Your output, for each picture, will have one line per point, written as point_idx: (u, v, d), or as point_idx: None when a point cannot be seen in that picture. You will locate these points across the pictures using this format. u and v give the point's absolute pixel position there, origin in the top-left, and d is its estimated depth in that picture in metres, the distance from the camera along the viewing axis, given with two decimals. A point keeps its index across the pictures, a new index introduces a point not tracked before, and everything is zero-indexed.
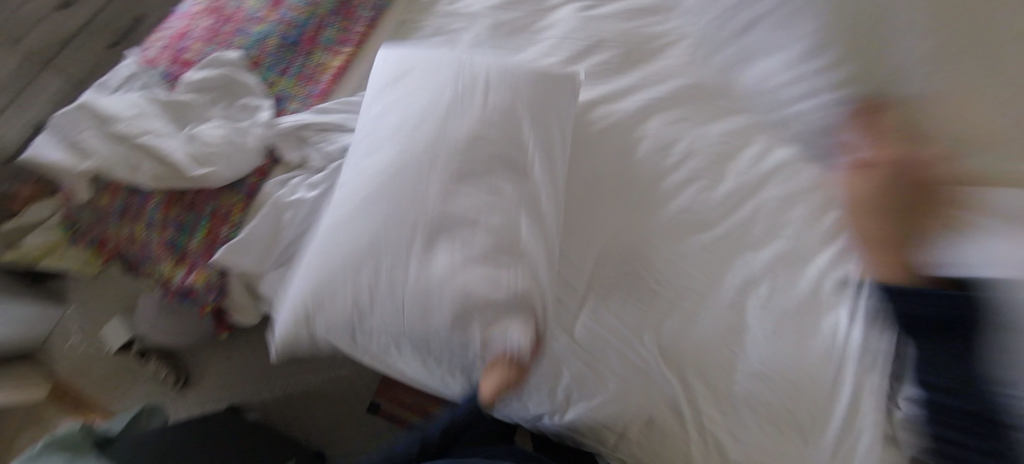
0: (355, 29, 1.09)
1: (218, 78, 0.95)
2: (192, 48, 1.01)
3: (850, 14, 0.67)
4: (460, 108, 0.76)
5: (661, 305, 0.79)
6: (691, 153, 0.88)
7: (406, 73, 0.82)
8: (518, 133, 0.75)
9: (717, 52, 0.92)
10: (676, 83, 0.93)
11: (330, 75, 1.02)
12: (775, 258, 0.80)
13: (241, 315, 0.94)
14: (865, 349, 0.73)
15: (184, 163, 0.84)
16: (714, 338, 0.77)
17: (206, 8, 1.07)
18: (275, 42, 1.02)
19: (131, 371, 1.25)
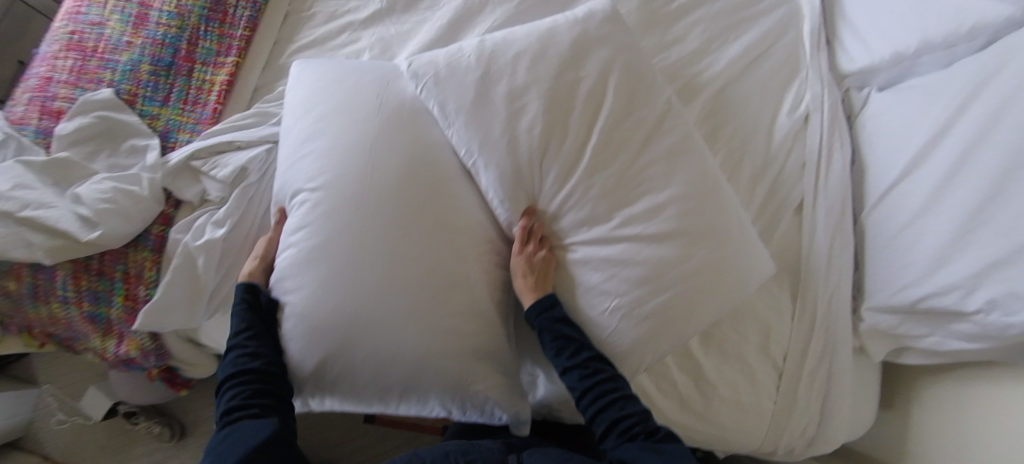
0: (235, 36, 0.99)
1: (96, 124, 0.87)
2: (60, 94, 0.92)
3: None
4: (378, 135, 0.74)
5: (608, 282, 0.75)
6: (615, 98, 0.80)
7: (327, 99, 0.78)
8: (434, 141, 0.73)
9: None
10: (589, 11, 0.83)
11: (217, 93, 0.94)
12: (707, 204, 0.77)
13: (193, 369, 0.94)
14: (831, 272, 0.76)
15: (76, 228, 0.78)
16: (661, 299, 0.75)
17: (66, 44, 0.97)
18: (148, 71, 0.93)
19: (123, 431, 1.26)
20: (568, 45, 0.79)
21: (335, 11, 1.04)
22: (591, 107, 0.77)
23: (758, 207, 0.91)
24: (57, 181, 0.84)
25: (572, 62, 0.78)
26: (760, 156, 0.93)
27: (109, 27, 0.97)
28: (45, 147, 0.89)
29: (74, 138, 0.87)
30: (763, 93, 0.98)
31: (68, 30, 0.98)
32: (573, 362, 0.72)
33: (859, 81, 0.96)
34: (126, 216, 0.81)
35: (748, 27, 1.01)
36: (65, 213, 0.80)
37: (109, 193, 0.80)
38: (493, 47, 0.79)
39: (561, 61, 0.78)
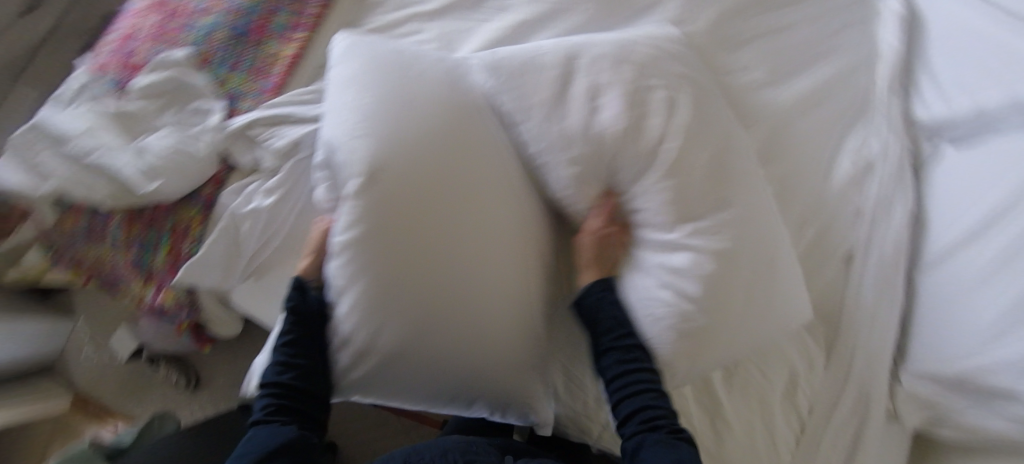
0: (307, 15, 1.02)
1: (167, 82, 0.91)
2: (139, 49, 0.96)
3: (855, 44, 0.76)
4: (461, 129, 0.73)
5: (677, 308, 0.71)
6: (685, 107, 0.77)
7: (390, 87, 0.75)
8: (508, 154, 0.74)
9: None
10: (664, 31, 0.83)
11: (282, 66, 0.97)
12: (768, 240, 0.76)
13: (219, 328, 0.98)
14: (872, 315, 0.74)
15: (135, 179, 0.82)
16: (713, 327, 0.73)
17: (152, 3, 1.02)
18: (223, 36, 0.96)
19: (145, 374, 1.31)
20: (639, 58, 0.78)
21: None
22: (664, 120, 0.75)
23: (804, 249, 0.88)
24: (124, 130, 0.88)
25: (640, 75, 0.77)
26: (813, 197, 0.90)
27: None
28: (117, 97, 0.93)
29: (146, 92, 0.91)
30: (825, 135, 0.94)
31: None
32: (616, 345, 0.70)
33: (929, 133, 0.92)
34: (183, 173, 0.84)
35: (820, 65, 0.98)
36: (129, 163, 0.83)
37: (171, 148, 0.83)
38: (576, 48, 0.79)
39: (632, 74, 0.77)
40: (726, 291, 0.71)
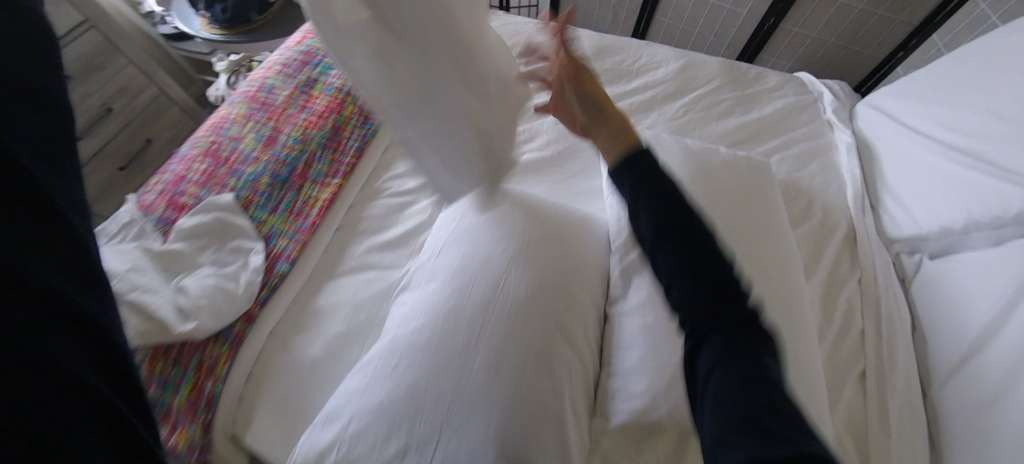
0: (344, 162, 1.01)
1: (213, 223, 0.87)
2: (189, 191, 0.92)
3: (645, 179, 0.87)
4: (535, 260, 0.80)
5: None
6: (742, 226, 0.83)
7: (490, 220, 0.85)
8: (575, 273, 0.81)
9: (713, 150, 0.93)
10: (699, 144, 0.95)
11: (319, 208, 0.94)
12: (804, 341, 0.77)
13: None
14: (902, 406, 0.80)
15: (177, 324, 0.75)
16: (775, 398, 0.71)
17: (204, 149, 0.97)
18: (266, 182, 0.93)
19: None
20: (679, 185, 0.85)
21: None
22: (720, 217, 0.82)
23: (846, 357, 0.86)
24: (166, 267, 0.83)
25: None
26: (845, 298, 0.90)
27: (243, 141, 0.98)
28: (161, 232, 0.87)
29: (192, 231, 0.87)
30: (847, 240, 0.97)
31: (209, 139, 0.98)
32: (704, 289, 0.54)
33: (909, 247, 0.96)
34: (219, 313, 0.79)
35: (817, 162, 1.04)
36: (165, 301, 0.78)
37: (209, 289, 0.80)
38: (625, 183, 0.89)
39: (702, 198, 0.84)
40: None
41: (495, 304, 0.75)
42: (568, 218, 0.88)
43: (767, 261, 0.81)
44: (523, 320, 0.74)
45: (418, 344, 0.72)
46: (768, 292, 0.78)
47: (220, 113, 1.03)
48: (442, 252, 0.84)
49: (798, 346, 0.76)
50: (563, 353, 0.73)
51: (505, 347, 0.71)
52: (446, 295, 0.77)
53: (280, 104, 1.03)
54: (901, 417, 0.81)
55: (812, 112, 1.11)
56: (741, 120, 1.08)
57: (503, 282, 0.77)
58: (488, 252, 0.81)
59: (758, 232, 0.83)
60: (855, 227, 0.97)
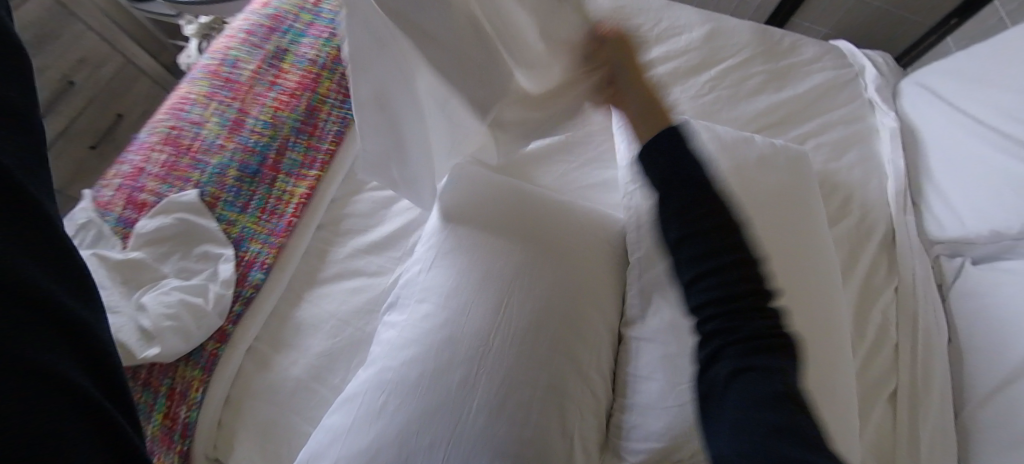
0: (321, 149, 0.89)
1: (175, 226, 0.78)
2: (148, 187, 0.82)
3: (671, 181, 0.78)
4: (540, 277, 0.72)
5: None
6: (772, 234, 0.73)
7: (488, 229, 0.76)
8: (587, 291, 0.73)
9: (747, 140, 0.82)
10: (731, 131, 0.84)
11: (295, 206, 0.84)
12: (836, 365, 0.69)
13: None
14: (932, 428, 0.75)
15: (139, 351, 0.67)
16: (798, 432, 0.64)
17: (164, 137, 0.86)
18: (234, 175, 0.84)
19: None
20: None
21: None
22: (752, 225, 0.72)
23: (876, 375, 0.80)
24: (126, 280, 0.74)
25: None
26: (879, 309, 0.83)
27: (205, 127, 0.87)
28: (122, 237, 0.78)
29: (154, 236, 0.77)
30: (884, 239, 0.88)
31: (168, 124, 0.88)
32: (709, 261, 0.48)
33: (951, 248, 0.87)
34: (188, 334, 0.71)
35: (856, 148, 0.94)
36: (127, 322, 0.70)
37: (174, 308, 0.71)
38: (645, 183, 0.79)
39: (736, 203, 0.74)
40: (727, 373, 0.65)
41: (497, 332, 0.67)
42: (580, 226, 0.80)
43: (801, 275, 0.71)
44: (529, 350, 0.67)
45: (411, 378, 0.65)
46: (803, 313, 0.69)
47: (179, 94, 0.92)
48: (436, 266, 0.75)
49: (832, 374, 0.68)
50: (574, 386, 0.67)
51: (509, 382, 0.65)
52: (441, 321, 0.69)
53: (245, 82, 0.92)
54: (932, 442, 0.75)
55: (854, 89, 1.01)
56: (774, 99, 0.96)
57: (506, 305, 0.69)
58: (489, 268, 0.72)
59: (795, 239, 0.74)
60: (893, 227, 0.88)
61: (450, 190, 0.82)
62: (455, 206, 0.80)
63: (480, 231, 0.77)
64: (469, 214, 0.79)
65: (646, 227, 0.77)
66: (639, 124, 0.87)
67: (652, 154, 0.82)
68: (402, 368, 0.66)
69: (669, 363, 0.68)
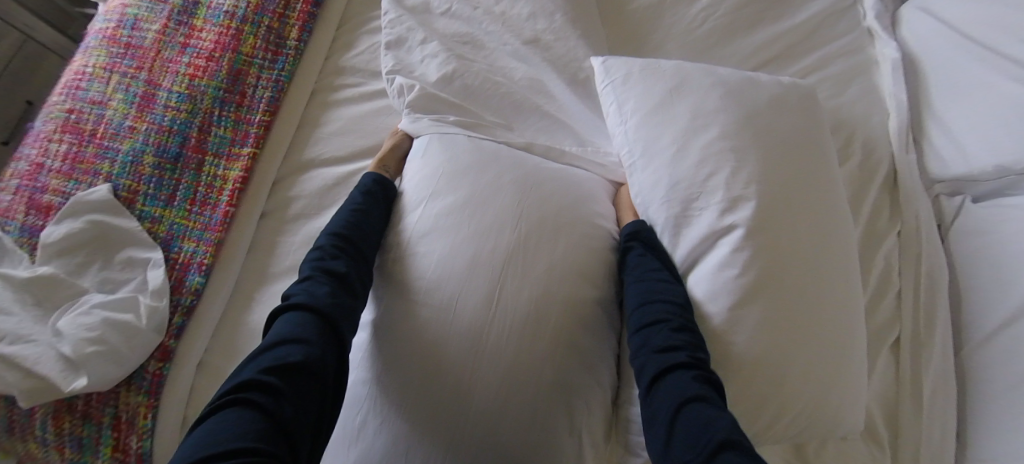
0: (253, 122, 0.80)
1: (87, 231, 0.70)
2: (50, 186, 0.73)
3: (679, 143, 0.70)
4: (533, 258, 0.62)
5: (779, 399, 0.60)
6: (788, 187, 0.67)
7: (471, 204, 0.66)
8: (583, 265, 0.65)
9: (755, 83, 0.75)
10: (737, 76, 0.75)
11: (230, 193, 0.75)
12: (850, 324, 0.65)
13: None
14: (931, 370, 0.72)
15: (70, 385, 0.60)
16: (810, 398, 0.60)
17: (61, 123, 0.77)
18: (152, 162, 0.75)
19: None
20: (718, 142, 0.68)
21: (373, 67, 0.90)
22: (767, 187, 0.66)
23: (880, 323, 0.76)
24: (38, 300, 0.66)
25: (709, 157, 0.68)
26: (881, 256, 0.78)
27: (109, 106, 0.78)
28: (32, 249, 0.70)
29: (63, 246, 0.69)
30: (888, 178, 0.83)
31: (64, 107, 0.78)
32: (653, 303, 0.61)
33: (951, 188, 0.82)
34: (121, 358, 0.63)
35: (855, 84, 0.89)
36: (46, 351, 0.62)
37: (97, 330, 0.62)
38: (651, 143, 0.72)
39: (755, 161, 0.67)
40: (737, 351, 0.60)
41: (490, 327, 0.59)
42: (572, 194, 0.70)
43: (821, 232, 0.66)
44: (529, 344, 0.59)
45: (394, 390, 0.57)
46: (817, 278, 0.64)
47: (75, 68, 0.82)
48: (411, 254, 0.64)
49: (845, 337, 0.64)
50: (577, 373, 0.60)
51: (508, 382, 0.57)
52: (423, 321, 0.59)
53: (149, 46, 0.82)
54: (937, 392, 0.72)
55: (852, 17, 0.95)
56: (767, 38, 0.90)
57: (500, 294, 0.60)
58: (478, 251, 0.62)
59: (811, 197, 0.68)
60: (896, 165, 0.83)
61: (423, 162, 0.72)
62: (427, 184, 0.69)
63: (459, 206, 0.66)
64: (444, 189, 0.68)
65: (661, 204, 0.69)
66: (631, 74, 0.77)
67: (656, 110, 0.73)
68: (383, 375, 0.58)
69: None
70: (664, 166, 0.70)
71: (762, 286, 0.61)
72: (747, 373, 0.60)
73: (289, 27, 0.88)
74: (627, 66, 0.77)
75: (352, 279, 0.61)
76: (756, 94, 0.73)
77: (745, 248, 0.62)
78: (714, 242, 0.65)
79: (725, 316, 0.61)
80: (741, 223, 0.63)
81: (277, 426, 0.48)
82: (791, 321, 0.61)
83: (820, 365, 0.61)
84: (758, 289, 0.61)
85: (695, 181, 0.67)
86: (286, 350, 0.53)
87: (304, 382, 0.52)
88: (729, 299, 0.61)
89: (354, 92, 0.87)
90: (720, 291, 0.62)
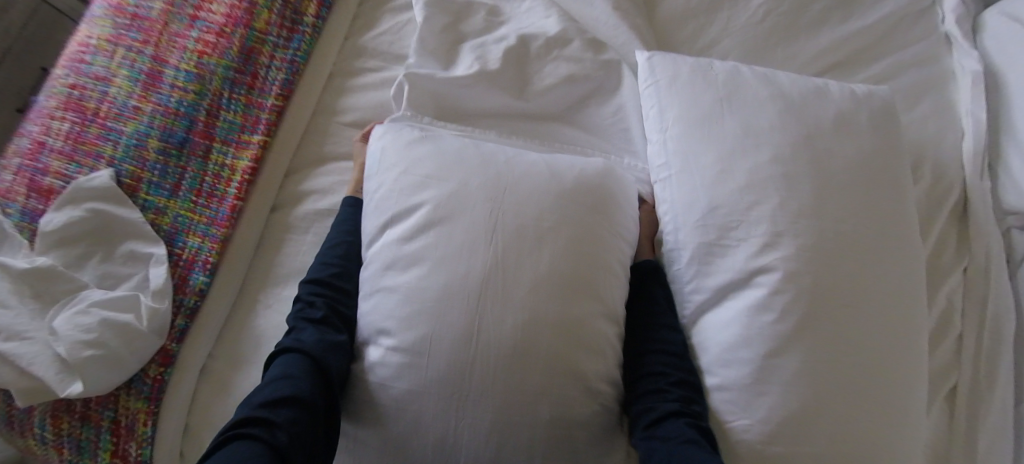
0: (264, 106, 0.74)
1: (88, 221, 0.65)
2: (51, 168, 0.69)
3: (723, 159, 0.61)
4: (513, 281, 0.54)
5: (815, 450, 0.50)
6: (850, 215, 0.58)
7: (442, 216, 0.57)
8: (587, 284, 0.55)
9: (821, 96, 0.65)
10: (802, 87, 0.66)
11: (238, 185, 0.70)
12: (912, 374, 0.55)
13: None
14: (988, 425, 0.65)
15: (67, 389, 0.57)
16: (855, 457, 0.50)
17: (63, 99, 0.72)
18: (157, 148, 0.70)
19: None
20: (770, 162, 0.59)
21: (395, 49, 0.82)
22: (823, 214, 0.57)
23: (936, 366, 0.69)
24: (37, 294, 0.62)
25: (758, 177, 0.59)
26: (944, 294, 0.71)
27: (113, 83, 0.72)
28: (32, 235, 0.66)
29: (63, 235, 0.65)
30: (957, 206, 0.75)
31: (67, 82, 0.73)
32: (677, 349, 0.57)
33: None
34: (120, 363, 0.59)
35: (926, 99, 0.80)
36: (43, 350, 0.59)
37: (95, 332, 0.59)
38: (693, 155, 0.63)
39: (813, 183, 0.58)
40: (774, 396, 0.52)
41: (471, 371, 0.51)
42: (553, 193, 0.58)
43: (885, 266, 0.57)
44: (522, 377, 0.52)
45: (377, 441, 0.54)
46: (878, 317, 0.54)
47: (80, 38, 0.76)
48: (379, 279, 0.57)
49: (904, 389, 0.53)
50: (602, 415, 0.55)
51: (497, 427, 0.51)
52: (398, 365, 0.53)
53: (157, 18, 0.76)
54: (991, 451, 0.64)
55: (929, 21, 0.85)
56: (835, 42, 0.82)
57: (482, 324, 0.52)
58: (447, 275, 0.54)
59: (876, 226, 0.58)
60: (967, 193, 0.75)
61: (407, 151, 0.63)
62: (386, 200, 0.61)
63: (421, 226, 0.57)
64: (411, 200, 0.59)
65: (693, 229, 0.60)
66: (679, 76, 0.68)
67: (703, 118, 0.64)
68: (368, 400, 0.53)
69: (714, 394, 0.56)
70: (703, 184, 0.61)
71: (814, 324, 0.53)
72: (785, 423, 0.51)
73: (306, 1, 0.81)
74: (675, 64, 0.69)
75: (333, 320, 0.58)
76: (824, 107, 0.64)
77: (788, 291, 0.54)
78: (748, 282, 0.56)
79: (759, 366, 0.53)
80: (784, 263, 0.54)
81: (272, 448, 0.47)
82: (838, 367, 0.52)
83: (870, 417, 0.51)
84: (801, 333, 0.52)
85: (735, 207, 0.58)
86: (279, 378, 0.52)
87: (301, 418, 0.50)
88: (766, 343, 0.53)
89: (375, 78, 0.80)
90: (754, 335, 0.54)
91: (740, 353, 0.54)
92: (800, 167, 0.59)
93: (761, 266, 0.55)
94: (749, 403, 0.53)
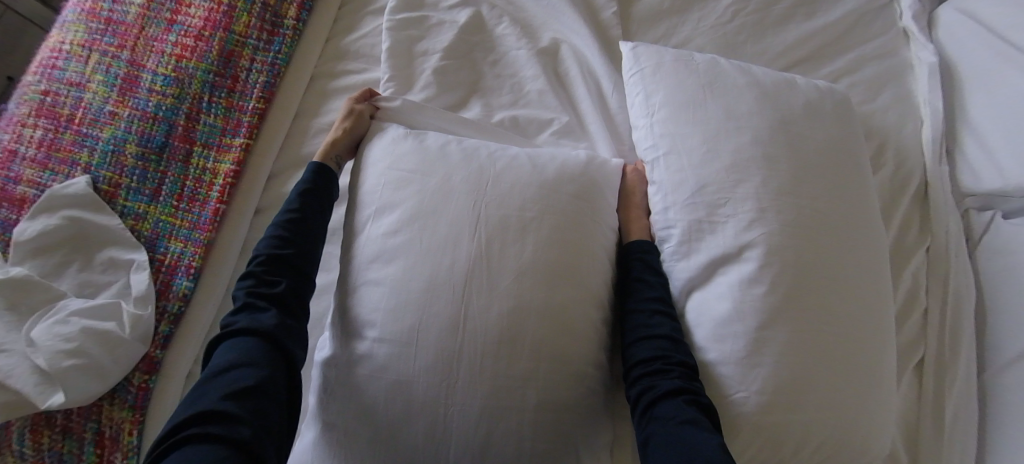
0: (246, 109, 0.74)
1: (65, 229, 0.64)
2: (24, 176, 0.67)
3: (707, 142, 0.63)
4: (501, 271, 0.55)
5: (805, 416, 0.52)
6: (824, 196, 0.61)
7: (428, 210, 0.58)
8: (576, 274, 0.56)
9: (791, 85, 0.68)
10: (776, 77, 0.69)
11: (220, 188, 0.69)
12: (885, 344, 0.58)
13: None
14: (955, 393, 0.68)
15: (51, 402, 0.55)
16: (837, 422, 0.53)
17: (35, 106, 0.70)
18: (135, 153, 0.69)
19: None
20: (751, 143, 0.62)
21: (376, 50, 0.82)
22: (799, 194, 0.59)
23: (904, 340, 0.72)
24: (11, 304, 0.60)
25: (738, 160, 0.61)
26: (909, 273, 0.75)
27: (88, 89, 0.71)
28: (4, 245, 0.64)
29: (39, 244, 0.63)
30: (919, 189, 0.79)
31: (39, 88, 0.71)
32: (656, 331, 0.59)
33: (982, 202, 0.77)
34: (103, 372, 0.58)
35: (887, 90, 0.85)
36: (20, 362, 0.57)
37: (76, 341, 0.57)
38: (677, 140, 0.65)
39: (788, 166, 0.61)
40: (770, 369, 0.53)
41: (460, 360, 0.52)
42: (538, 185, 0.60)
43: (858, 242, 0.60)
44: (511, 366, 0.52)
45: (362, 433, 0.53)
46: (853, 290, 0.57)
47: (51, 44, 0.75)
48: (365, 273, 0.57)
49: (875, 358, 0.56)
50: (594, 399, 0.56)
51: (486, 415, 0.52)
52: (387, 357, 0.53)
53: (132, 23, 0.75)
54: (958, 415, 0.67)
55: (887, 17, 0.90)
56: (802, 37, 0.86)
57: (470, 313, 0.53)
58: (436, 267, 0.55)
59: (847, 206, 0.61)
60: (927, 177, 0.79)
61: (399, 145, 0.64)
62: (381, 192, 0.61)
63: (405, 220, 0.58)
64: (397, 197, 0.59)
65: (683, 208, 0.62)
66: (661, 66, 0.70)
67: (685, 104, 0.66)
68: (360, 392, 0.53)
69: (710, 370, 0.56)
70: (688, 166, 0.63)
71: (799, 298, 0.55)
72: (777, 393, 0.52)
73: (286, 4, 0.81)
74: (658, 53, 0.72)
75: (291, 300, 0.57)
76: (794, 95, 0.67)
77: (773, 265, 0.56)
78: (737, 257, 0.58)
79: (752, 338, 0.54)
80: (770, 237, 0.57)
81: (239, 449, 0.43)
82: (822, 337, 0.54)
83: (852, 384, 0.54)
84: (787, 308, 0.54)
85: (723, 186, 0.60)
86: (239, 371, 0.49)
87: (267, 409, 0.48)
88: (760, 317, 0.54)
89: (356, 79, 0.80)
90: (747, 308, 0.55)
91: (732, 329, 0.55)
92: (780, 149, 0.62)
93: (747, 242, 0.57)
94: (745, 377, 0.53)
